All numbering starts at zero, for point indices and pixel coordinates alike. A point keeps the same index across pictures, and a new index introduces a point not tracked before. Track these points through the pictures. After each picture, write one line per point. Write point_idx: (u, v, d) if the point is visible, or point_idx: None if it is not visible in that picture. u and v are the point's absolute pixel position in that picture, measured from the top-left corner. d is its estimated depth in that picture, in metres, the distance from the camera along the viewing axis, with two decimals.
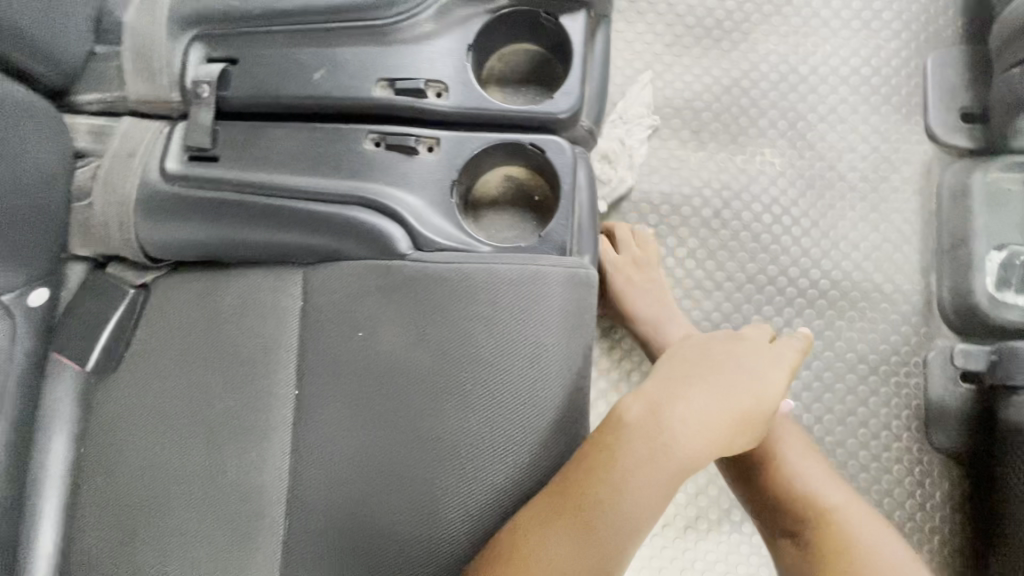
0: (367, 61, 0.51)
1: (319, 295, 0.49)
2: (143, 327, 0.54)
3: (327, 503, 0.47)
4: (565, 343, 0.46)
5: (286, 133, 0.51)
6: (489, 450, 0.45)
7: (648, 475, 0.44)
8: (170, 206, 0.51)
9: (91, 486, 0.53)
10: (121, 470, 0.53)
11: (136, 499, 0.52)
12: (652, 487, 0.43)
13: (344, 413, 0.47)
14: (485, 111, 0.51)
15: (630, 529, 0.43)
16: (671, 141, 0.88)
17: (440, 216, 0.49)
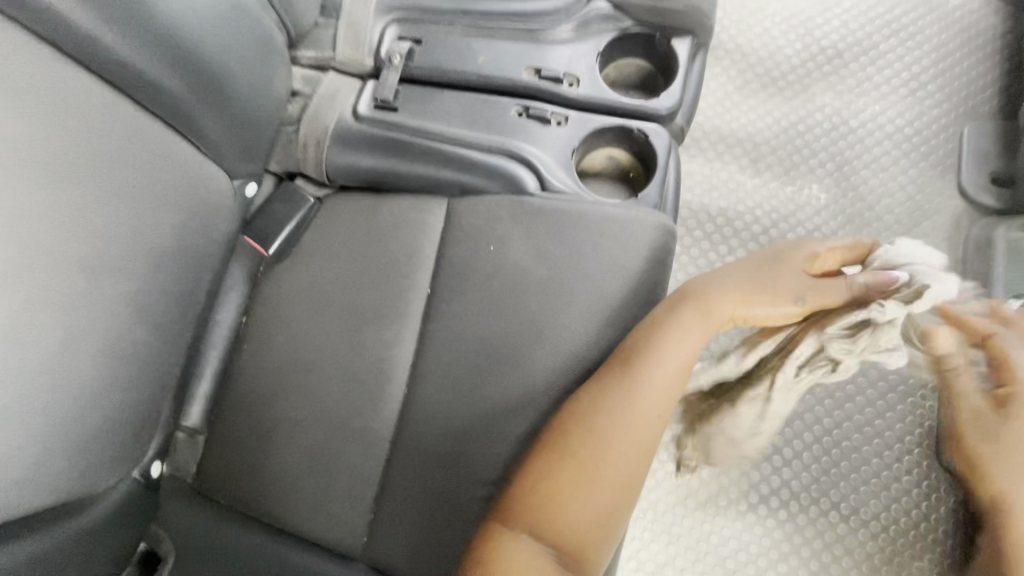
0: (522, 54, 0.67)
1: (460, 217, 0.64)
2: (311, 229, 0.70)
3: (442, 374, 0.60)
4: (648, 276, 0.60)
5: (452, 97, 0.67)
6: (580, 344, 0.58)
7: (683, 340, 0.59)
8: (356, 139, 0.68)
9: (249, 344, 0.68)
10: (275, 334, 0.67)
11: (285, 358, 0.66)
12: (676, 382, 0.58)
13: (468, 306, 0.61)
14: (605, 101, 0.66)
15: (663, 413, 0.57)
16: (731, 165, 1.02)
17: (562, 171, 0.64)
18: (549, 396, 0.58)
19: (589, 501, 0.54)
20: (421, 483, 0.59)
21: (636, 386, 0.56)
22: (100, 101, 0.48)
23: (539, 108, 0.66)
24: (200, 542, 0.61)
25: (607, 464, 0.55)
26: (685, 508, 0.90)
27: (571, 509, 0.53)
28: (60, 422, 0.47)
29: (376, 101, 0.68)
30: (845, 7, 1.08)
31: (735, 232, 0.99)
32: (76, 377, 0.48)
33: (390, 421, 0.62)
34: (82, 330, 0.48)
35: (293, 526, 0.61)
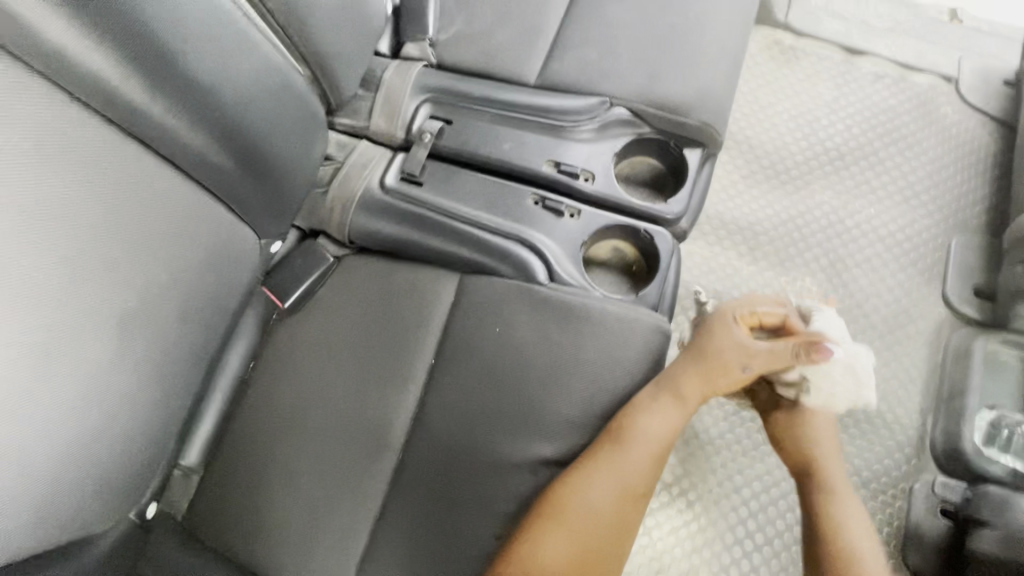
0: (543, 146, 0.72)
1: (470, 296, 0.67)
2: (327, 286, 0.73)
3: (433, 449, 0.63)
4: (640, 374, 0.63)
5: (475, 179, 0.72)
6: (571, 433, 0.62)
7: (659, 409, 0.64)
8: (381, 208, 0.72)
9: (253, 391, 0.71)
10: (280, 384, 0.70)
11: (287, 408, 0.69)
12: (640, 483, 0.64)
13: (472, 384, 0.64)
14: (617, 199, 0.71)
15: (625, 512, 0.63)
16: (730, 250, 1.07)
17: (569, 262, 0.68)
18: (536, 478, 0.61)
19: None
20: (407, 556, 0.61)
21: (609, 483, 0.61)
22: (150, 170, 0.51)
23: (555, 199, 0.70)
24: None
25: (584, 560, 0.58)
26: None
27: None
28: (72, 470, 0.50)
29: (403, 174, 0.73)
30: (850, 112, 1.15)
31: None
32: (96, 429, 0.51)
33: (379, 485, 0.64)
34: (106, 385, 0.51)
35: (274, 575, 0.63)
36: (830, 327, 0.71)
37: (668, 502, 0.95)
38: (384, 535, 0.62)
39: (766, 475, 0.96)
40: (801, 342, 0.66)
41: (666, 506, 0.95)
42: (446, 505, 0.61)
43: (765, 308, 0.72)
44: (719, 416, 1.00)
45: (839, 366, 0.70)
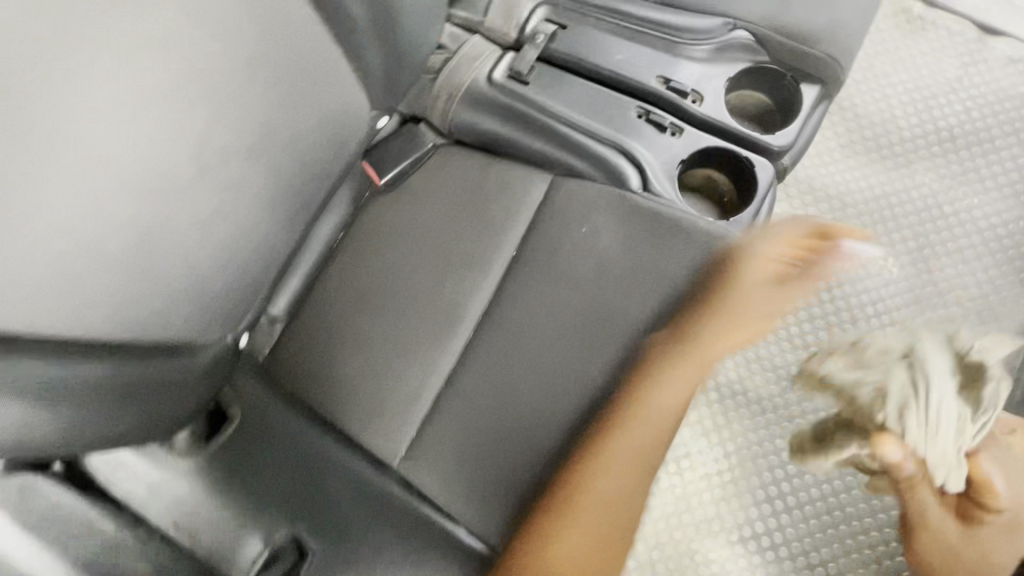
0: (656, 62, 0.71)
1: (561, 196, 0.68)
2: (420, 171, 0.76)
3: (494, 355, 0.66)
4: (719, 293, 0.64)
5: (581, 85, 0.72)
6: (641, 338, 0.63)
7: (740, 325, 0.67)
8: (484, 102, 0.74)
9: (341, 257, 0.75)
10: (366, 254, 0.74)
11: (370, 277, 0.73)
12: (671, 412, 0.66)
13: (537, 298, 0.66)
14: (722, 124, 0.70)
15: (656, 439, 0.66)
16: (814, 217, 1.04)
17: (664, 179, 0.68)
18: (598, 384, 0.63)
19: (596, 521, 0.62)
20: (469, 454, 0.64)
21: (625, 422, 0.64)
22: None
23: (659, 115, 0.70)
24: (260, 418, 0.67)
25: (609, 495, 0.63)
26: (679, 522, 0.94)
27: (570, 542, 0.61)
28: (191, 279, 0.55)
29: (511, 71, 0.73)
30: (973, 94, 1.07)
31: None
32: (214, 244, 0.56)
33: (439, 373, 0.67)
34: (225, 207, 0.55)
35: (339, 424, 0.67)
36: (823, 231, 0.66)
37: (704, 450, 0.96)
38: (440, 432, 0.65)
39: None
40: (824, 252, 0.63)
41: (702, 453, 0.96)
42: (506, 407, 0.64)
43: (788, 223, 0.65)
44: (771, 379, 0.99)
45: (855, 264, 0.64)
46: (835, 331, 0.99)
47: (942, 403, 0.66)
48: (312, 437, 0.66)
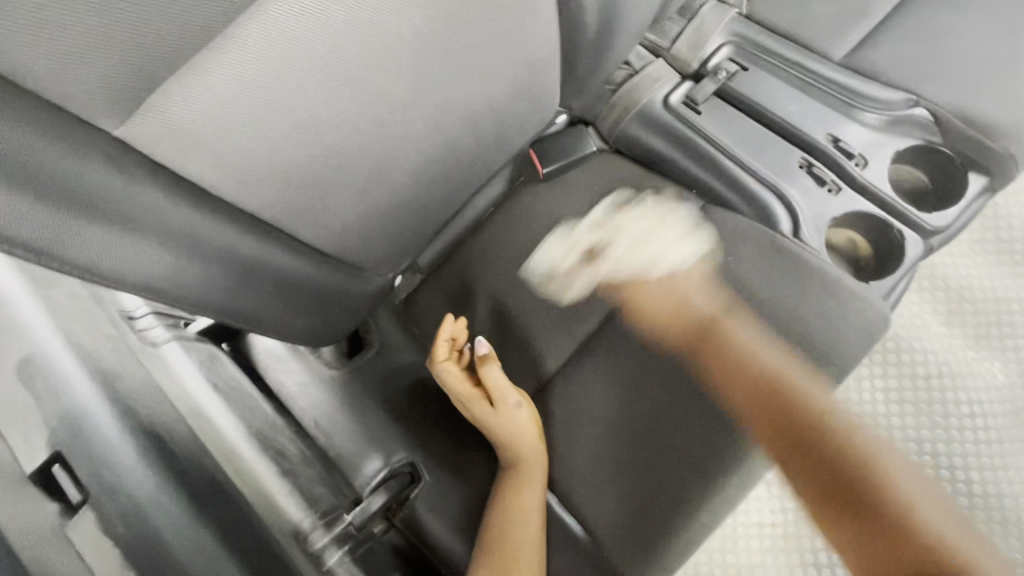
0: (829, 120, 0.75)
1: (711, 222, 0.72)
2: (578, 168, 0.81)
3: (618, 404, 0.66)
4: (857, 345, 0.64)
5: (751, 126, 0.76)
6: (764, 369, 0.64)
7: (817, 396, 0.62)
8: (655, 121, 0.79)
9: (484, 229, 0.80)
10: (508, 229, 0.78)
11: (506, 250, 0.76)
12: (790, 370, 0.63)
13: (668, 361, 0.66)
14: (882, 192, 0.72)
15: (819, 505, 0.59)
16: (927, 303, 1.04)
17: (814, 229, 0.71)
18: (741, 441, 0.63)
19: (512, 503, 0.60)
20: (615, 508, 0.64)
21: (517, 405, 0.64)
22: None
23: (822, 170, 0.73)
24: (394, 354, 0.73)
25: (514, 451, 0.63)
26: (721, 559, 0.96)
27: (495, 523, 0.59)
28: (390, 217, 0.63)
29: (688, 99, 0.79)
30: None
31: (898, 362, 1.01)
32: (414, 193, 0.63)
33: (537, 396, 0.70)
34: (435, 164, 0.63)
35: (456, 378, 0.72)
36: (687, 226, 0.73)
37: (762, 500, 0.98)
38: (578, 482, 0.66)
39: None
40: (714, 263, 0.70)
41: (760, 501, 0.98)
42: (647, 468, 0.64)
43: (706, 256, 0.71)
44: None
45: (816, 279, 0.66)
46: (923, 421, 0.99)
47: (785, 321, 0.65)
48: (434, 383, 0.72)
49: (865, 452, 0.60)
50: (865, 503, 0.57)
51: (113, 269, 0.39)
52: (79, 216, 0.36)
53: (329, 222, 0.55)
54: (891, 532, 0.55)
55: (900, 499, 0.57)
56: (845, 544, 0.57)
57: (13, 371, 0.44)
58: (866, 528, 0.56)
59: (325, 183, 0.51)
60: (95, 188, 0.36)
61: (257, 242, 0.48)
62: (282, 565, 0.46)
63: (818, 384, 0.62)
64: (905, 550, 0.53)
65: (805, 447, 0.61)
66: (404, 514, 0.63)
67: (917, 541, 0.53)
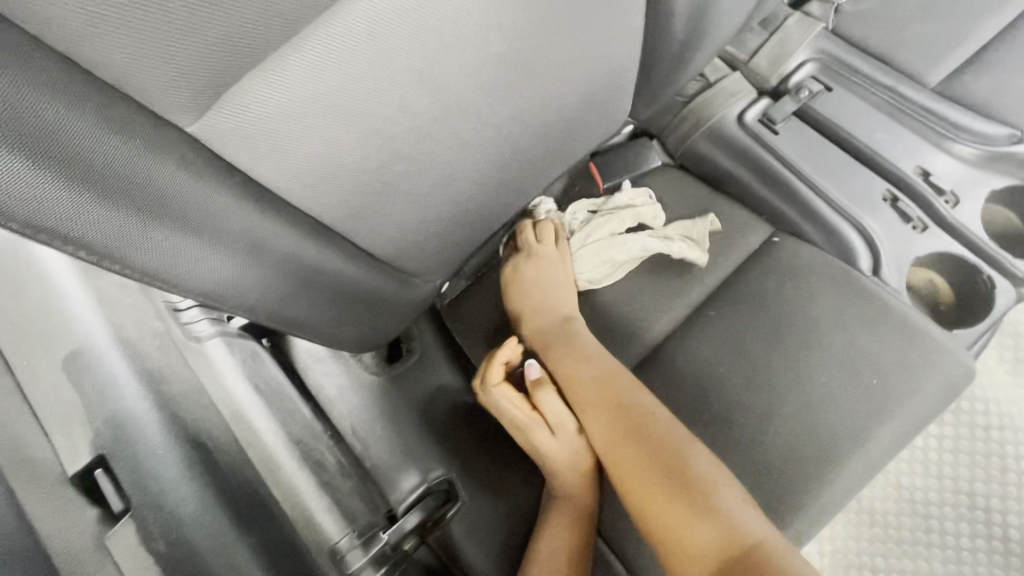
0: (919, 151, 0.70)
1: (782, 253, 0.68)
2: (641, 182, 0.77)
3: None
4: (933, 400, 0.60)
5: (833, 151, 0.71)
6: (832, 416, 0.60)
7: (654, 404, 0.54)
8: (728, 138, 0.74)
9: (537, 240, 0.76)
10: None
11: None
12: (595, 397, 0.57)
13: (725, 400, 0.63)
14: (972, 234, 0.67)
15: (629, 486, 0.51)
16: (992, 350, 0.97)
17: (894, 268, 0.66)
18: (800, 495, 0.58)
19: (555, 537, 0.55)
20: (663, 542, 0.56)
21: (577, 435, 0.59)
22: None
23: (908, 205, 0.68)
24: (435, 364, 0.70)
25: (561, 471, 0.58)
26: None
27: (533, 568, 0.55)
28: (449, 224, 0.60)
29: (765, 117, 0.74)
30: None
31: (956, 409, 0.95)
32: (476, 199, 0.60)
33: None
34: (500, 171, 0.60)
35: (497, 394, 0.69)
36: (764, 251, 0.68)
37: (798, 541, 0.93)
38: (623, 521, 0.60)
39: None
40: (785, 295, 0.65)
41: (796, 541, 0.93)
42: None
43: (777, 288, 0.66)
44: (891, 496, 0.92)
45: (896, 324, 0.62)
46: (977, 473, 0.93)
47: (858, 368, 0.61)
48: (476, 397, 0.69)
49: (665, 434, 0.51)
50: (704, 508, 0.46)
51: (175, 274, 0.37)
52: (145, 220, 0.34)
53: (390, 228, 0.52)
54: (701, 521, 0.45)
55: (726, 502, 0.46)
56: (669, 531, 0.46)
57: (60, 364, 0.44)
58: (661, 513, 0.47)
59: (392, 188, 0.48)
60: (163, 192, 0.34)
61: (318, 248, 0.45)
62: None
63: (688, 441, 0.51)
64: (721, 544, 0.44)
65: (616, 458, 0.53)
66: (438, 533, 0.61)
67: (714, 529, 0.44)
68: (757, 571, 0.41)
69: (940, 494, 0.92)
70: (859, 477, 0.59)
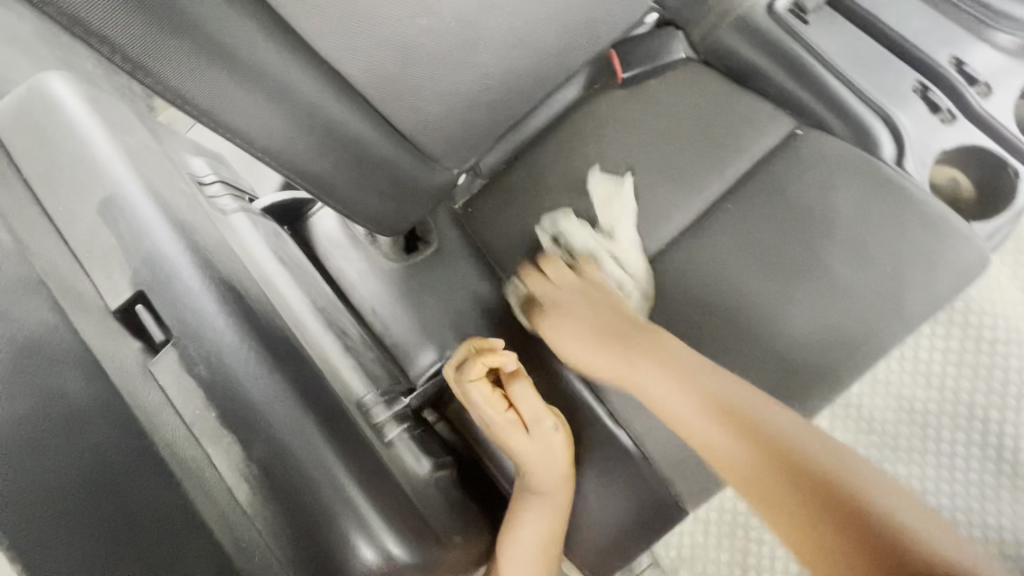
0: (955, 41, 0.67)
1: (804, 144, 0.67)
2: (664, 77, 0.75)
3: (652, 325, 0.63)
4: (943, 285, 0.60)
5: (864, 41, 0.69)
6: (838, 302, 0.61)
7: (668, 353, 0.58)
8: (756, 28, 0.71)
9: (554, 137, 0.76)
10: (580, 140, 0.74)
11: (577, 161, 0.73)
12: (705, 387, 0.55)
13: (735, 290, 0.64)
14: (1000, 125, 0.65)
15: (757, 490, 0.50)
16: (1007, 267, 0.97)
17: (918, 159, 0.65)
18: (802, 377, 0.61)
19: (553, 474, 0.60)
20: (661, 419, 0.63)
21: (554, 435, 0.60)
22: None
23: (938, 96, 0.66)
24: (452, 256, 0.71)
25: (539, 475, 0.61)
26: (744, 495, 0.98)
27: (512, 557, 0.60)
28: (470, 101, 0.59)
29: (795, 6, 0.71)
30: None
31: (965, 323, 0.96)
32: (496, 78, 0.59)
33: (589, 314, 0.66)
34: (521, 46, 0.58)
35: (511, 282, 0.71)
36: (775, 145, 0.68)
37: None
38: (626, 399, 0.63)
39: (906, 477, 0.93)
40: (803, 187, 0.65)
41: None
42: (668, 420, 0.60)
43: (794, 180, 0.66)
44: (891, 404, 0.96)
45: (910, 213, 0.62)
46: (979, 386, 0.95)
47: (870, 255, 0.62)
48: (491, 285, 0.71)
49: (782, 429, 0.52)
50: (746, 423, 0.53)
51: (219, 113, 0.40)
52: (164, 35, 0.35)
53: (412, 95, 0.51)
54: (836, 506, 0.46)
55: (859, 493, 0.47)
56: (741, 476, 0.51)
57: (99, 211, 0.44)
58: (769, 485, 0.49)
59: (411, 44, 0.47)
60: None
61: (339, 102, 0.46)
62: (348, 422, 0.47)
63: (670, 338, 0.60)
64: (787, 460, 0.50)
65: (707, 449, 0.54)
66: (454, 407, 0.66)
67: (842, 499, 0.46)
68: (840, 490, 0.47)
69: (940, 404, 0.95)
70: (862, 359, 0.61)
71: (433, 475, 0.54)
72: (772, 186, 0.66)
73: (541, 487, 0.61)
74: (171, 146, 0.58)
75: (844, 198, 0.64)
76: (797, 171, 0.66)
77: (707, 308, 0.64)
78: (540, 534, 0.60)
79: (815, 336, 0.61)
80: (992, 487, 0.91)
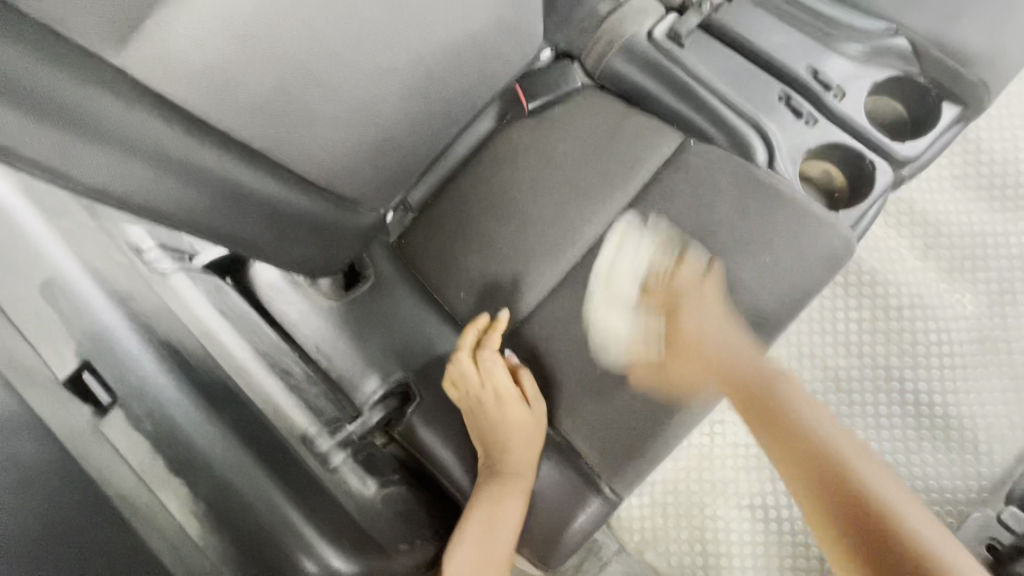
0: (811, 52, 0.76)
1: (690, 155, 0.74)
2: (566, 103, 0.82)
3: (580, 330, 0.72)
4: (817, 269, 0.69)
5: (733, 59, 0.77)
6: (731, 292, 0.69)
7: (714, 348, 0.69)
8: (639, 54, 0.79)
9: (472, 168, 0.82)
10: (495, 168, 0.81)
11: (493, 188, 0.80)
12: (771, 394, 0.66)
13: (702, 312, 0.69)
14: (857, 122, 0.73)
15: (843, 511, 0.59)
16: (905, 239, 1.07)
17: (789, 160, 0.73)
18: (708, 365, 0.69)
19: (522, 454, 0.68)
20: (595, 423, 0.70)
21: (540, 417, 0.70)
22: None
23: (800, 102, 0.75)
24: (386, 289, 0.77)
25: (506, 452, 0.69)
26: (697, 473, 1.05)
27: (470, 530, 0.65)
28: (380, 150, 0.65)
29: (672, 32, 0.79)
30: None
31: (873, 294, 1.06)
32: (401, 126, 0.65)
33: (516, 327, 0.75)
34: (420, 97, 0.64)
35: (445, 306, 0.77)
36: (665, 156, 0.75)
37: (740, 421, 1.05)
38: (563, 404, 0.71)
39: None
40: (692, 192, 0.73)
41: (737, 425, 1.05)
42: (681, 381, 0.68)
43: (683, 189, 0.73)
44: (815, 374, 1.04)
45: (786, 210, 0.70)
46: (891, 348, 1.04)
47: (754, 249, 0.69)
48: (425, 311, 0.76)
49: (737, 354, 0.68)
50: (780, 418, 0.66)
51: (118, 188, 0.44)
52: (62, 127, 0.40)
53: (319, 155, 0.57)
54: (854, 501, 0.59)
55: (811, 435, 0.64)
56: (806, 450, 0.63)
57: (37, 290, 0.49)
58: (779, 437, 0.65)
59: (309, 113, 0.53)
60: (77, 106, 0.40)
61: (250, 171, 0.51)
62: (289, 455, 0.53)
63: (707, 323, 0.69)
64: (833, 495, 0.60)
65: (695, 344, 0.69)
66: (401, 428, 0.72)
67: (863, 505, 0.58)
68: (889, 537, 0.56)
69: (860, 370, 1.04)
70: (758, 343, 0.69)
71: (380, 493, 0.60)
72: (666, 195, 0.74)
73: (506, 467, 0.68)
74: (108, 218, 0.63)
75: (725, 201, 0.72)
76: (688, 180, 0.74)
77: (621, 312, 0.71)
78: (490, 514, 0.66)
79: (716, 327, 0.68)
80: (913, 440, 1.00)
